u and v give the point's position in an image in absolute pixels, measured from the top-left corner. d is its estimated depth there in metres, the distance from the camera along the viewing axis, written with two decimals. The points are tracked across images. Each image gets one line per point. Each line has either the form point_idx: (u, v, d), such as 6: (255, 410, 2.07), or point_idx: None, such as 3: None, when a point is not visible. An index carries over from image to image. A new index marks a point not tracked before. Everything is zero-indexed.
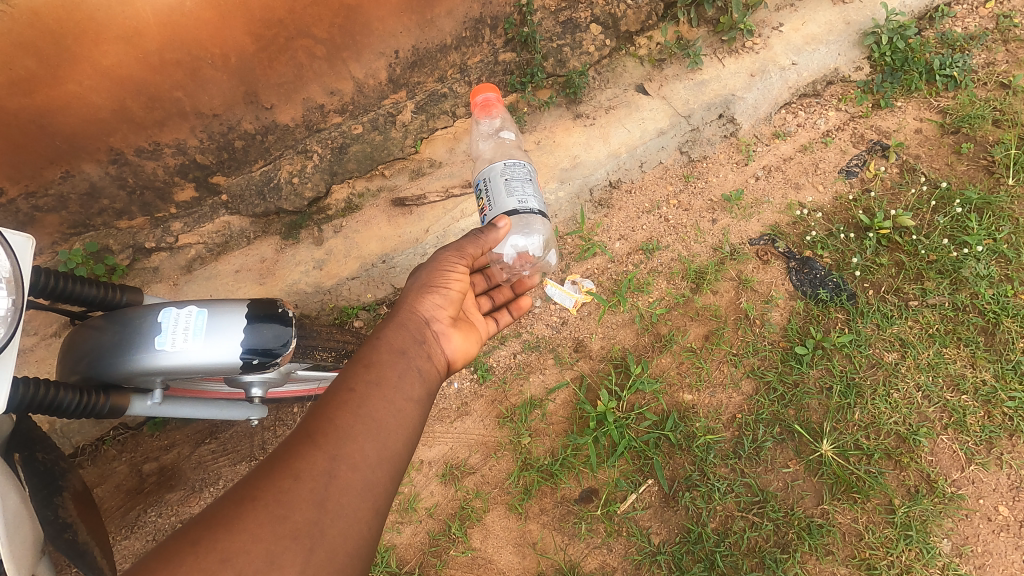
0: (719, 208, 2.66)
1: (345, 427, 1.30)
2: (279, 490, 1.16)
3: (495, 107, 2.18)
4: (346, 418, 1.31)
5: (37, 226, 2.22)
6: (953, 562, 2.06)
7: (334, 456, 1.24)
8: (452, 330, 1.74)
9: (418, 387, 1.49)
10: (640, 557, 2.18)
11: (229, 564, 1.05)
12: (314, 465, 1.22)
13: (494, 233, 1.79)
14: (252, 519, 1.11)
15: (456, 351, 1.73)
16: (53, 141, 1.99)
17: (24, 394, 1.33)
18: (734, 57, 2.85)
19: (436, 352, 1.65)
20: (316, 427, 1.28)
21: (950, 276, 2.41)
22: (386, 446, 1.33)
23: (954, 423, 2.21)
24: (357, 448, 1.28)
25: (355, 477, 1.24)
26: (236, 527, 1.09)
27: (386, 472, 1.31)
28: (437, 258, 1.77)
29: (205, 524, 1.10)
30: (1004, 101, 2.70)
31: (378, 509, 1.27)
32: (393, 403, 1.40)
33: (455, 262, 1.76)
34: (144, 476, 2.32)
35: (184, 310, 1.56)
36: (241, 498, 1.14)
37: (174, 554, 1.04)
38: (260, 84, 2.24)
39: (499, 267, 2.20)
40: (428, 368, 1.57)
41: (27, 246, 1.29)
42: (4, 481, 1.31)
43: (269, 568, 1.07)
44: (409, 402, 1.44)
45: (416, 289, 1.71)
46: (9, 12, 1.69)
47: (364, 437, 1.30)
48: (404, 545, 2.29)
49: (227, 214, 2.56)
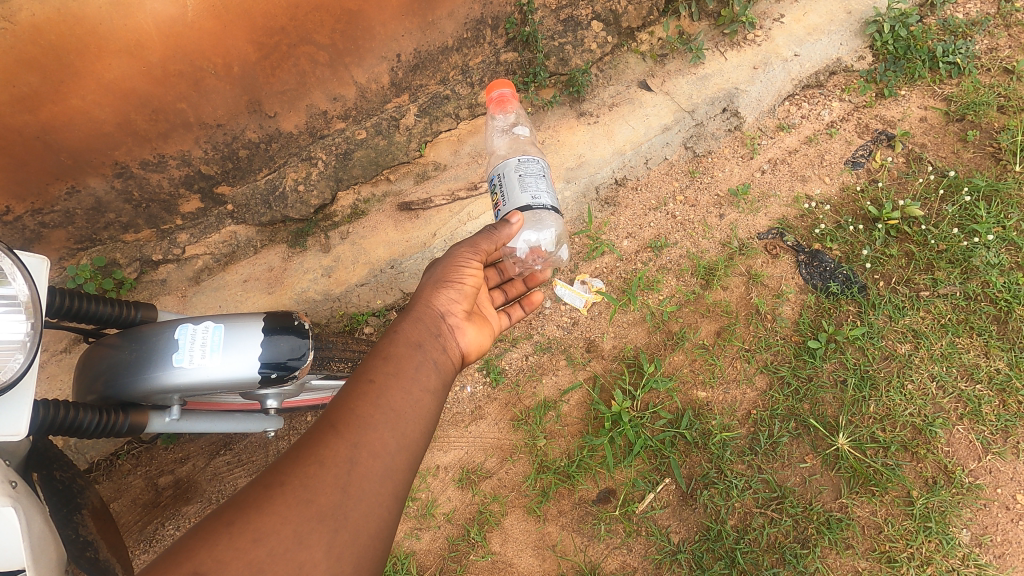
0: (726, 203, 2.64)
1: (366, 417, 1.29)
2: (305, 475, 1.16)
3: (511, 102, 2.15)
4: (366, 407, 1.30)
5: (44, 243, 2.21)
6: (973, 552, 2.07)
7: (356, 444, 1.23)
8: (467, 324, 1.71)
9: (435, 379, 1.47)
10: (660, 556, 2.19)
11: (260, 544, 1.05)
12: (337, 452, 1.21)
13: (508, 228, 1.79)
14: (281, 502, 1.11)
15: (470, 344, 1.71)
16: (57, 156, 1.98)
17: (45, 416, 1.33)
18: (736, 50, 2.83)
19: (451, 346, 1.62)
20: (339, 417, 1.27)
21: (961, 265, 2.40)
22: (405, 435, 1.31)
23: (969, 413, 2.21)
24: (378, 437, 1.27)
25: (376, 464, 1.23)
26: (266, 509, 1.09)
27: (406, 460, 1.30)
28: (452, 254, 1.75)
29: (236, 506, 1.09)
30: (1009, 86, 2.69)
31: (399, 494, 1.26)
32: (411, 394, 1.38)
33: (469, 258, 1.75)
34: (160, 489, 2.32)
35: (201, 326, 1.55)
36: (269, 483, 1.14)
37: (209, 534, 1.04)
38: (263, 92, 2.22)
39: (512, 261, 2.20)
40: (444, 361, 1.55)
41: (42, 267, 1.29)
42: (28, 499, 1.30)
43: (298, 548, 1.07)
44: (426, 393, 1.42)
45: (431, 283, 1.69)
46: (10, 29, 1.68)
47: (384, 426, 1.29)
48: (424, 551, 2.29)
49: (233, 224, 2.54)
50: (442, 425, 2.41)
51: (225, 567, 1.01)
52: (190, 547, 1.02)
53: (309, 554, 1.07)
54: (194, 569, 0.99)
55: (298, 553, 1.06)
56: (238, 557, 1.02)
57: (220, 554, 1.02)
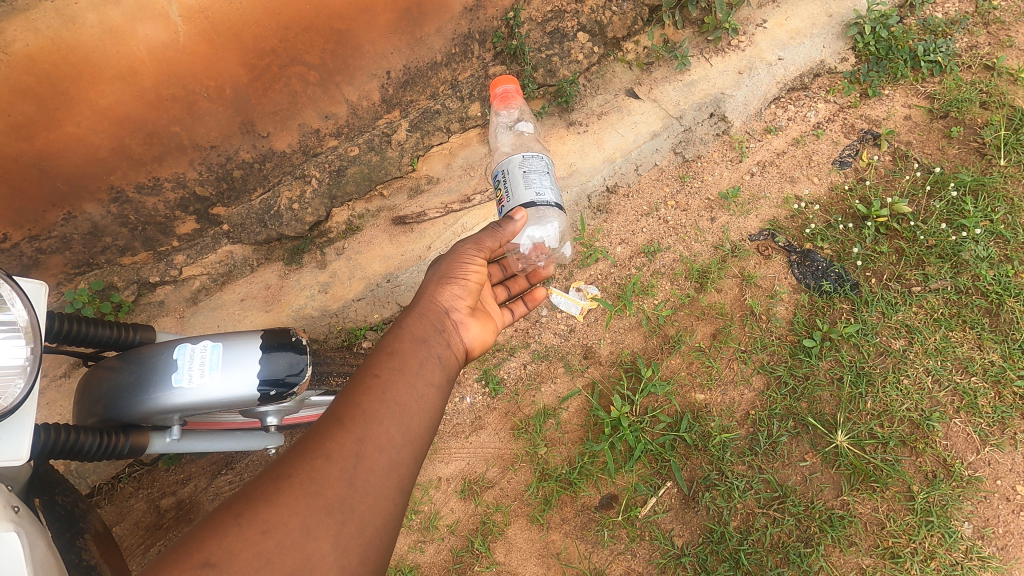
0: (717, 206, 2.67)
1: (372, 410, 1.30)
2: (312, 468, 1.17)
3: (515, 99, 2.18)
4: (372, 401, 1.31)
5: (42, 269, 2.23)
6: (976, 545, 2.08)
7: (363, 438, 1.25)
8: (471, 319, 1.72)
9: (439, 373, 1.48)
10: (664, 560, 2.19)
11: (270, 534, 1.06)
12: (343, 446, 1.22)
13: (511, 225, 1.81)
14: (290, 494, 1.12)
15: (475, 339, 1.72)
16: (53, 183, 2.01)
17: (46, 439, 1.36)
18: (721, 56, 2.87)
19: (455, 341, 1.64)
20: (345, 411, 1.29)
21: (951, 260, 2.43)
22: (410, 429, 1.32)
23: (966, 406, 2.23)
24: (383, 430, 1.28)
25: (381, 457, 1.24)
26: (274, 501, 1.11)
27: (412, 453, 1.30)
28: (456, 251, 1.78)
29: (247, 499, 1.11)
30: (990, 82, 2.73)
31: (406, 487, 1.26)
32: (415, 388, 1.39)
33: (473, 254, 1.78)
34: (162, 511, 2.31)
35: (199, 345, 1.57)
36: (277, 475, 1.15)
37: (219, 525, 1.06)
38: (256, 113, 2.25)
39: (514, 257, 2.22)
40: (448, 356, 1.56)
41: (40, 292, 1.30)
42: (30, 528, 1.29)
43: (305, 539, 1.08)
44: (431, 387, 1.43)
45: (434, 280, 1.71)
46: (5, 60, 1.71)
47: (390, 420, 1.30)
48: (428, 564, 2.29)
49: (229, 244, 2.56)
50: (442, 437, 2.42)
51: (234, 558, 1.02)
52: (202, 537, 1.04)
53: (317, 544, 1.08)
54: (205, 561, 1.01)
55: (305, 544, 1.07)
56: (247, 548, 1.04)
57: (229, 545, 1.04)
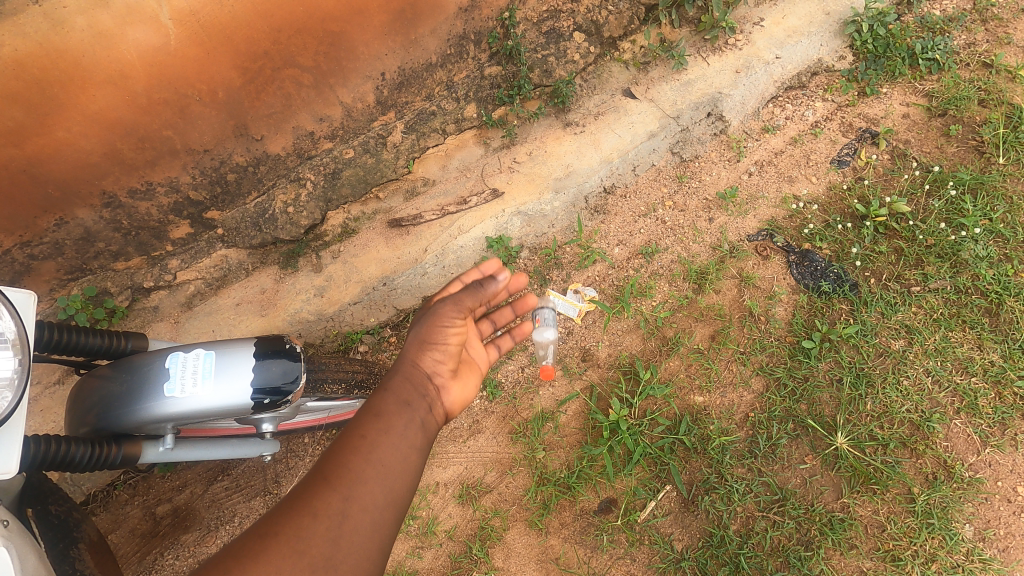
0: (715, 207, 2.66)
1: (358, 470, 1.28)
2: (296, 527, 1.15)
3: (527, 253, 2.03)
4: (359, 462, 1.29)
5: (34, 275, 2.20)
6: (977, 547, 2.06)
7: (347, 497, 1.23)
8: (458, 376, 1.69)
9: (423, 438, 1.46)
10: (664, 564, 2.18)
11: None
12: (328, 504, 1.20)
13: (494, 284, 1.72)
14: (272, 555, 1.09)
15: (460, 399, 1.68)
16: (44, 188, 1.99)
17: (36, 451, 1.34)
18: (718, 55, 2.86)
19: (441, 401, 1.60)
20: (332, 470, 1.26)
21: (950, 259, 2.41)
22: (394, 491, 1.30)
23: (966, 407, 2.21)
24: (369, 490, 1.26)
25: (364, 519, 1.22)
26: (257, 560, 1.08)
27: (394, 515, 1.29)
28: (437, 312, 1.66)
29: (228, 557, 1.08)
30: (989, 80, 2.71)
31: (384, 552, 1.24)
32: (401, 452, 1.37)
33: (452, 314, 1.66)
34: (158, 519, 2.29)
35: (191, 353, 1.55)
36: (260, 533, 1.12)
37: None
38: (249, 116, 2.23)
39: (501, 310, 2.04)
40: (432, 419, 1.53)
41: (29, 302, 1.29)
42: (20, 541, 1.28)
43: None
44: (415, 448, 1.41)
45: (423, 331, 1.66)
46: None
47: (375, 481, 1.28)
48: (426, 570, 2.27)
49: (224, 248, 2.53)
50: (440, 440, 2.41)
51: None
52: None
53: None
54: None
55: None
56: None
57: None
